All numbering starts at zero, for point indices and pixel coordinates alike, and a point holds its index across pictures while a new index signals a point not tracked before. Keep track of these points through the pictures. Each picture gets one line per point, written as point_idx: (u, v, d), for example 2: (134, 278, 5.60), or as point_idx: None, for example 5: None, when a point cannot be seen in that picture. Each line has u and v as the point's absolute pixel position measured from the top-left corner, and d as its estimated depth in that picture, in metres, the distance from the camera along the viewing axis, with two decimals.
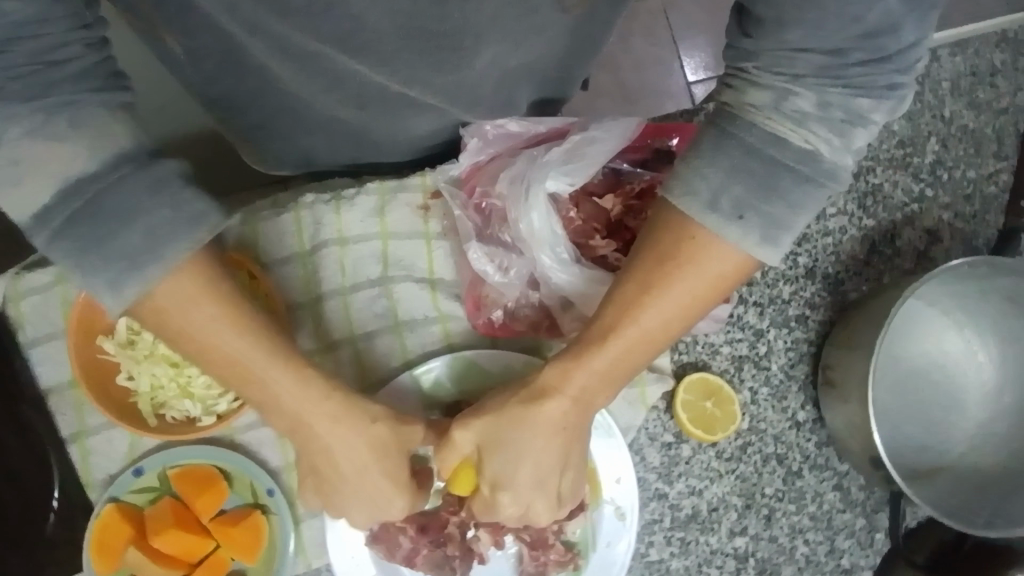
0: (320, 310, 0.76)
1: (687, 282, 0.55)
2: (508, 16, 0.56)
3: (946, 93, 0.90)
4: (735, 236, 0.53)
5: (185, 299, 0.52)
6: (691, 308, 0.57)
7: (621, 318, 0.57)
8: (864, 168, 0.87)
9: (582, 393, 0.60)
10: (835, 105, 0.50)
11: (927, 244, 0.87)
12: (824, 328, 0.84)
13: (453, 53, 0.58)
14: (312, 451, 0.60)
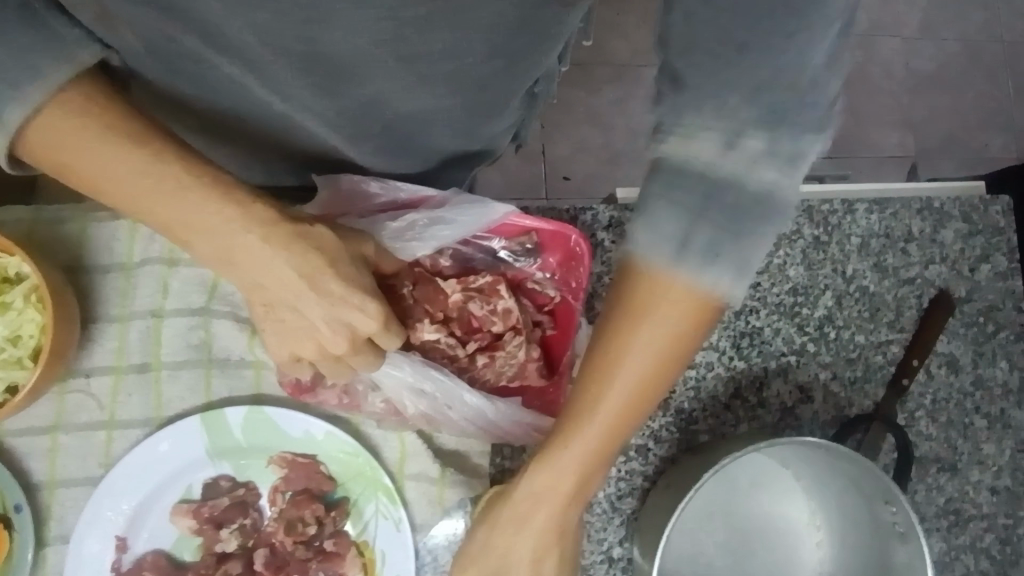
0: (129, 328, 0.72)
1: (645, 352, 0.45)
2: (326, 72, 0.53)
3: (854, 249, 0.86)
4: (713, 283, 0.42)
5: (71, 137, 0.49)
6: (652, 387, 0.47)
7: (578, 440, 0.50)
8: (748, 307, 0.83)
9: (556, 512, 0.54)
10: (777, 154, 0.38)
11: (796, 402, 0.82)
12: (664, 464, 0.79)
13: (326, 81, 0.53)
14: (275, 298, 0.59)
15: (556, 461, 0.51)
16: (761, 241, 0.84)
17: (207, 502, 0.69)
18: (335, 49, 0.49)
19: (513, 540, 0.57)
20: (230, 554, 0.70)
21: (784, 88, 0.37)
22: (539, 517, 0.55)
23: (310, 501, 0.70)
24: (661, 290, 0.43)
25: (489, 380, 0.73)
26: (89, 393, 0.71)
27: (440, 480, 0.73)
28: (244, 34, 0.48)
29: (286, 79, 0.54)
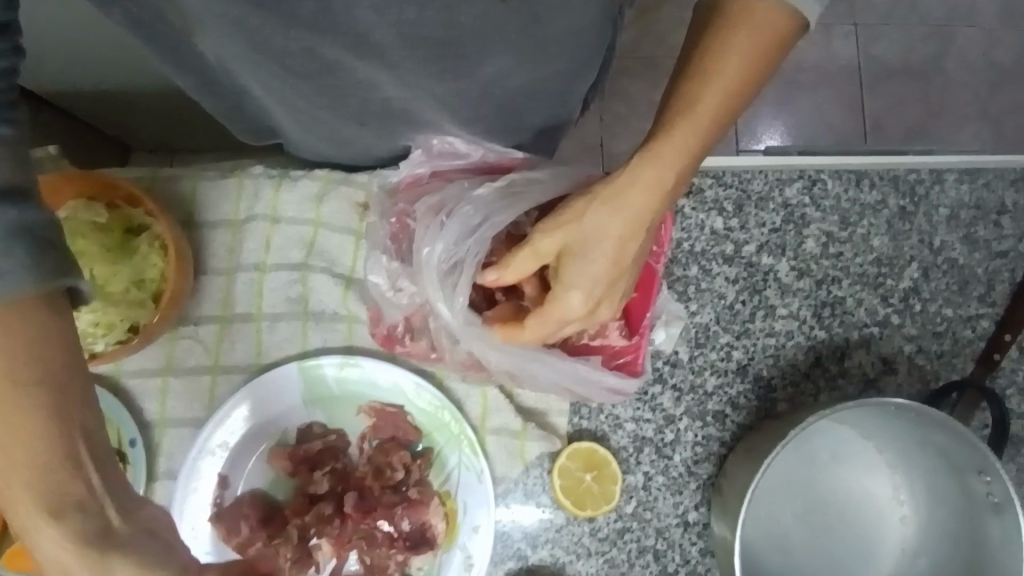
0: (232, 282, 0.76)
1: (734, 75, 0.49)
2: (429, 65, 0.56)
3: (942, 220, 0.83)
4: (800, 5, 0.46)
5: None
6: (735, 104, 0.51)
7: (684, 134, 0.51)
8: (829, 277, 0.82)
9: (638, 236, 0.56)
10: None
11: (880, 373, 0.81)
12: (741, 431, 0.79)
13: (462, 59, 0.55)
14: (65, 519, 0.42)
15: (643, 177, 0.53)
16: (844, 209, 0.83)
17: (301, 445, 0.73)
18: (401, 45, 0.52)
19: (592, 247, 0.57)
20: (324, 493, 0.73)
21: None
22: (623, 239, 0.56)
23: (397, 448, 0.74)
24: (759, 8, 0.47)
25: (570, 338, 0.75)
26: (197, 339, 0.76)
27: (522, 434, 0.75)
28: (388, 34, 0.51)
29: (361, 75, 0.57)
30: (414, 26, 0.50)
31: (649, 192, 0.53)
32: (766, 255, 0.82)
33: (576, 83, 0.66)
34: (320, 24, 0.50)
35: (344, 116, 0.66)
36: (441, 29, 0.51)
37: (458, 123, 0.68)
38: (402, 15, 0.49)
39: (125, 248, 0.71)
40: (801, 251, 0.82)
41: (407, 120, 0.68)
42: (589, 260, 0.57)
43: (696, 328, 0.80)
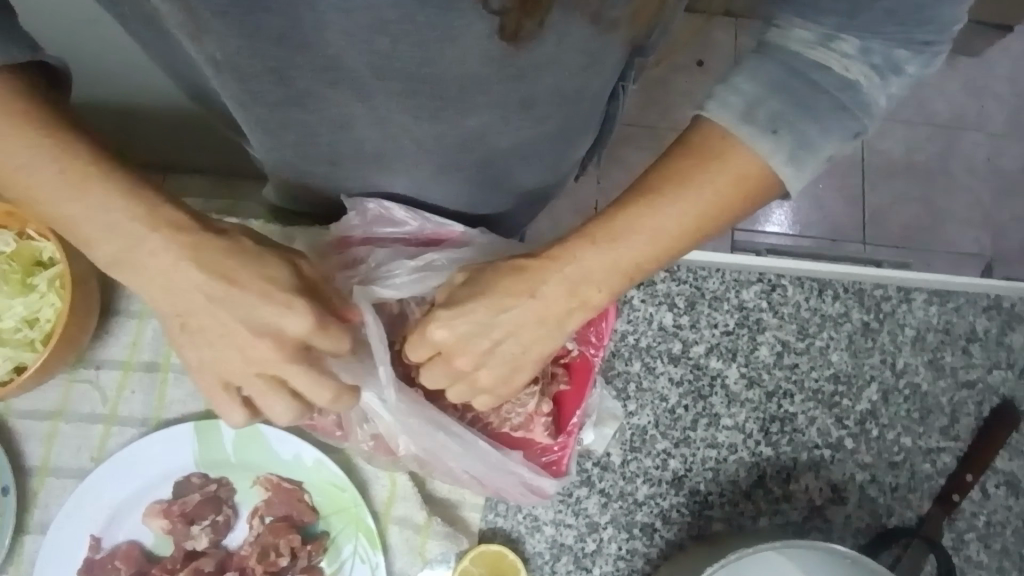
0: (144, 328, 0.72)
1: (680, 206, 0.45)
2: (398, 101, 0.52)
3: (907, 341, 0.78)
4: (766, 155, 0.42)
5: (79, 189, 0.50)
6: (677, 240, 0.46)
7: (613, 237, 0.46)
8: (780, 390, 0.76)
9: (528, 314, 0.50)
10: (871, 43, 0.40)
11: (827, 501, 0.74)
12: (670, 549, 0.72)
13: (437, 102, 0.52)
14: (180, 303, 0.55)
15: (558, 254, 0.49)
16: (803, 319, 0.78)
17: (178, 499, 0.67)
18: (372, 74, 0.49)
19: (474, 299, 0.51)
20: (204, 551, 0.67)
21: (839, 100, 0.41)
22: (510, 301, 0.50)
23: (288, 530, 0.67)
24: (726, 150, 0.43)
25: (492, 424, 0.68)
26: (97, 384, 0.71)
27: (424, 529, 0.68)
28: (361, 64, 0.48)
29: (332, 104, 0.54)
30: (385, 58, 0.47)
31: (562, 277, 0.48)
32: (715, 359, 0.77)
33: (557, 140, 0.63)
34: (286, 41, 0.47)
35: (309, 153, 0.63)
36: (416, 64, 0.47)
37: (426, 172, 0.64)
38: (375, 43, 0.46)
39: (27, 280, 0.67)
40: (753, 358, 0.77)
41: (373, 164, 0.65)
42: (470, 305, 0.51)
43: (632, 430, 0.74)
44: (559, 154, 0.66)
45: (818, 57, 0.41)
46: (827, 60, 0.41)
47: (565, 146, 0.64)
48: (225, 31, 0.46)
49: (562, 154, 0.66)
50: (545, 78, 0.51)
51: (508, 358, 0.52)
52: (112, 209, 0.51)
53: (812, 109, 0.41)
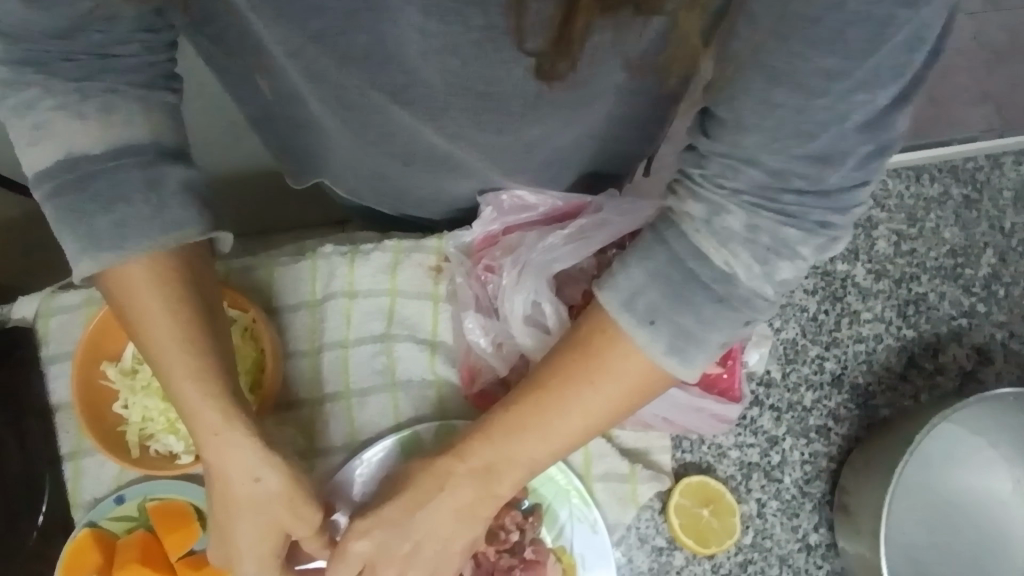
0: (318, 362, 0.76)
1: (581, 407, 0.51)
2: (468, 118, 0.58)
3: (1009, 203, 0.83)
4: (648, 345, 0.47)
5: (140, 309, 0.53)
6: (578, 422, 0.52)
7: (494, 440, 0.55)
8: (908, 275, 0.81)
9: (450, 524, 0.58)
10: (761, 225, 0.43)
11: (977, 365, 0.79)
12: (849, 443, 0.77)
13: (500, 116, 0.57)
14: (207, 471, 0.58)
15: (478, 457, 0.56)
16: (910, 206, 0.83)
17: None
18: (445, 90, 0.54)
19: (393, 535, 0.58)
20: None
21: (708, 276, 0.45)
22: (431, 516, 0.57)
23: (508, 509, 0.71)
24: (616, 355, 0.49)
25: None
26: (290, 424, 0.74)
27: (631, 477, 0.73)
28: (433, 80, 0.54)
29: (394, 118, 0.60)
30: (456, 75, 0.52)
31: (460, 477, 0.56)
32: (840, 262, 0.81)
33: (636, 140, 0.66)
34: (371, 59, 0.53)
35: (388, 152, 0.67)
36: (483, 84, 0.53)
37: (502, 172, 0.68)
38: (447, 63, 0.51)
39: None
40: (875, 253, 0.82)
41: (468, 172, 0.70)
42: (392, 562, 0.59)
43: (784, 344, 0.79)
44: (630, 155, 0.70)
45: (702, 242, 0.45)
46: (710, 245, 0.44)
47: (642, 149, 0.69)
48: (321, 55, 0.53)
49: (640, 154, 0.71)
50: (603, 91, 0.55)
51: (444, 560, 0.60)
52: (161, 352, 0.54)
53: (770, 193, 0.42)
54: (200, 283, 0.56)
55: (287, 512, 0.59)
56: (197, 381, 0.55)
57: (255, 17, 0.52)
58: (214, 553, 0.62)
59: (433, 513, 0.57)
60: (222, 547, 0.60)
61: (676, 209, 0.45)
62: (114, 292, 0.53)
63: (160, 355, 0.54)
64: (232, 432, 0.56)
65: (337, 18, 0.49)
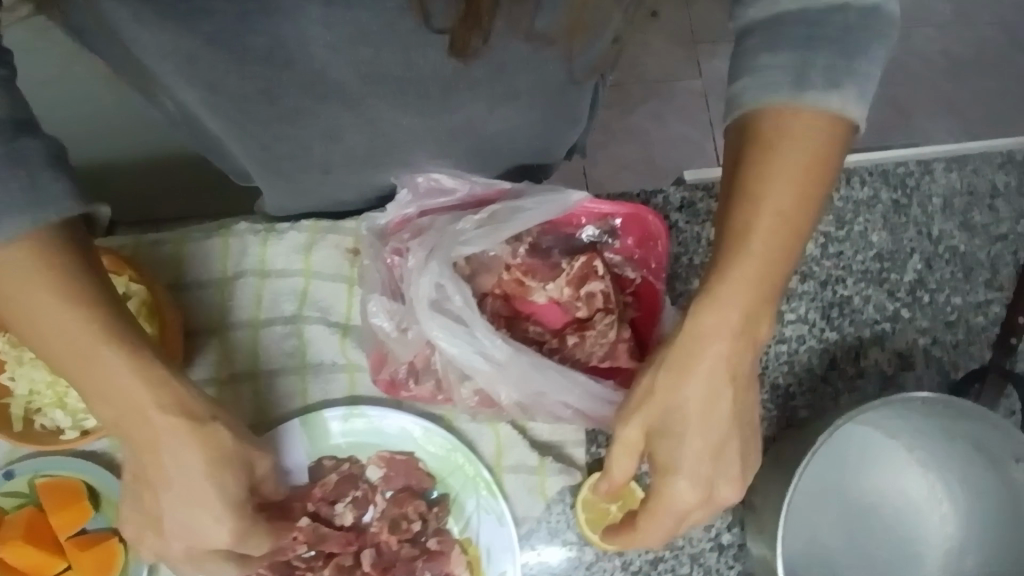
0: (227, 339, 0.74)
1: (789, 192, 0.49)
2: (387, 103, 0.59)
3: (936, 209, 0.83)
4: (837, 106, 0.49)
5: (21, 287, 0.45)
6: (799, 220, 0.50)
7: (742, 257, 0.50)
8: (833, 277, 0.81)
9: (733, 357, 0.52)
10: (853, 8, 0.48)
11: (897, 369, 0.79)
12: (766, 444, 0.76)
13: (420, 98, 0.59)
14: (141, 445, 0.50)
15: (728, 286, 0.51)
16: (838, 209, 0.83)
17: (317, 482, 0.70)
18: (361, 82, 0.57)
19: (703, 363, 0.51)
20: (347, 528, 0.70)
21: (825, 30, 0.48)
22: (722, 362, 0.51)
23: (411, 498, 0.70)
24: (794, 124, 0.49)
25: (580, 360, 0.72)
26: None
27: (540, 469, 0.71)
28: (345, 72, 0.55)
29: (323, 117, 0.61)
30: (370, 64, 0.54)
31: (740, 292, 0.51)
32: None
33: (554, 126, 0.69)
34: (273, 58, 0.53)
35: (304, 159, 0.67)
36: (399, 68, 0.55)
37: (429, 155, 0.68)
38: (357, 54, 0.53)
39: None
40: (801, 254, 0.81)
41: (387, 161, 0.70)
42: (725, 409, 0.52)
43: None
44: (547, 142, 0.73)
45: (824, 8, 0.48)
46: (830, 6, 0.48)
47: (563, 126, 0.70)
48: (214, 58, 0.53)
49: (551, 143, 0.73)
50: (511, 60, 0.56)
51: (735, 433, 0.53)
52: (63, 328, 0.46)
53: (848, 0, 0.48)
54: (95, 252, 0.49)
55: (236, 469, 0.53)
56: (126, 355, 0.48)
57: (133, 22, 0.50)
58: (171, 539, 0.53)
59: (712, 359, 0.51)
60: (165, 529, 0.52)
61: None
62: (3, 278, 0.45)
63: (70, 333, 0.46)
64: (174, 390, 0.50)
65: (228, 24, 0.50)
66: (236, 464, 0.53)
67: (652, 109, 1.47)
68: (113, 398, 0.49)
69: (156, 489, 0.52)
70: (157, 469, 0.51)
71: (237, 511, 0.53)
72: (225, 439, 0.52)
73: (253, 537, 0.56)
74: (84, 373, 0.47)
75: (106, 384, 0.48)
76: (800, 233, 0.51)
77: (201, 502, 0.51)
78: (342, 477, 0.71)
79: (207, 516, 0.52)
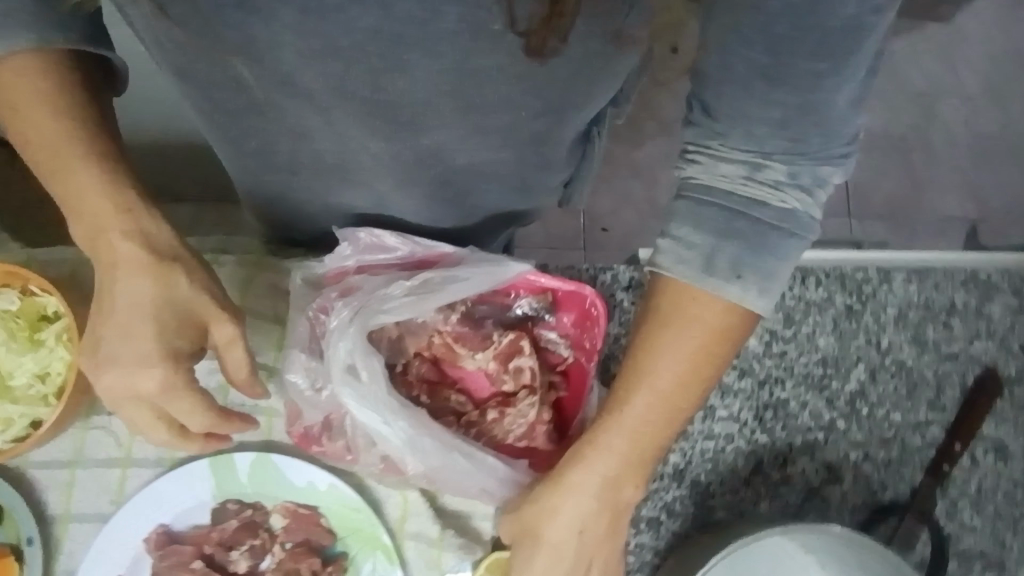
0: None
1: (673, 369, 0.51)
2: (356, 115, 0.62)
3: (890, 320, 0.81)
4: (737, 297, 0.49)
5: (26, 87, 0.55)
6: (670, 420, 0.53)
7: (624, 416, 0.53)
8: (772, 377, 0.79)
9: (592, 516, 0.55)
10: (802, 170, 0.47)
11: (824, 481, 0.77)
12: (676, 541, 0.75)
13: (401, 120, 0.62)
14: (103, 262, 0.58)
15: (607, 438, 0.54)
16: (789, 307, 0.81)
17: (216, 526, 0.70)
18: (331, 92, 0.59)
19: (581, 488, 0.55)
20: (241, 573, 0.70)
21: (755, 214, 0.48)
22: (597, 477, 0.54)
23: (307, 554, 0.70)
24: (691, 308, 0.50)
25: (496, 436, 0.71)
26: (110, 431, 0.73)
27: (438, 542, 0.70)
28: (317, 80, 0.58)
29: (289, 110, 0.64)
30: (341, 80, 0.57)
31: (617, 441, 0.53)
32: None
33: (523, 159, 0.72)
34: (249, 51, 0.56)
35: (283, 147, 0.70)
36: (369, 88, 0.57)
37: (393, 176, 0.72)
38: (330, 66, 0.55)
39: (36, 335, 0.68)
40: (743, 349, 0.80)
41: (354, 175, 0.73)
42: (581, 535, 0.56)
43: None
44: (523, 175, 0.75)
45: (757, 193, 0.48)
46: (761, 191, 0.47)
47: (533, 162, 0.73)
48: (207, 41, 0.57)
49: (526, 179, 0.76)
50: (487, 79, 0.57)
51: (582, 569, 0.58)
52: (53, 129, 0.56)
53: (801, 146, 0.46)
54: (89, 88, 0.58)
55: (173, 317, 0.59)
56: (94, 161, 0.57)
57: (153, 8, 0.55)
58: (106, 379, 0.59)
59: (589, 484, 0.55)
60: (102, 357, 0.58)
61: (706, 180, 0.48)
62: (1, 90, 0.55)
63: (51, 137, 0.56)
64: (136, 217, 0.58)
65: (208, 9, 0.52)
66: (183, 306, 0.59)
67: (659, 149, 1.44)
68: (78, 208, 0.57)
69: (104, 321, 0.58)
70: (108, 282, 0.58)
71: (169, 346, 0.59)
72: (178, 277, 0.59)
73: (181, 400, 0.61)
74: (58, 172, 0.57)
75: (80, 196, 0.57)
76: (674, 420, 0.53)
77: (135, 323, 0.58)
78: (243, 524, 0.71)
79: (138, 351, 0.58)
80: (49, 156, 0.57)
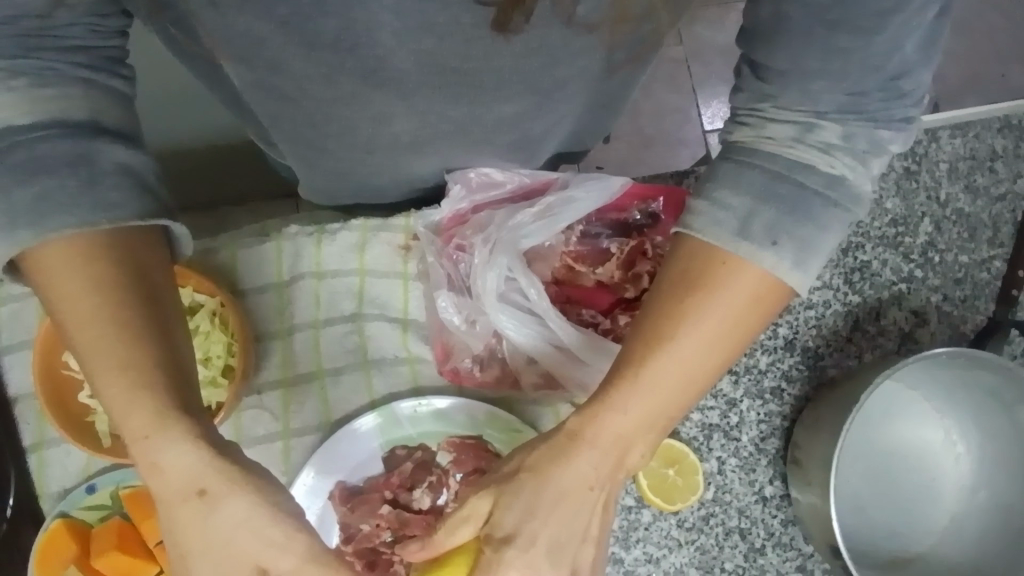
0: (289, 344, 0.76)
1: (704, 335, 0.48)
2: (436, 91, 0.56)
3: (944, 174, 0.89)
4: (771, 263, 0.46)
5: (57, 270, 0.46)
6: (703, 370, 0.49)
7: (640, 389, 0.49)
8: (853, 244, 0.87)
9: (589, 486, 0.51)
10: (854, 131, 0.45)
11: (913, 326, 0.86)
12: (800, 403, 0.83)
13: (473, 88, 0.56)
14: (148, 434, 0.47)
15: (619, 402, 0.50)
16: None
17: (393, 471, 0.73)
18: (418, 71, 0.53)
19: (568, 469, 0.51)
20: (425, 510, 0.73)
21: (800, 177, 0.46)
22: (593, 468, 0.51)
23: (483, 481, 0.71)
24: (733, 269, 0.47)
25: None
26: (264, 407, 0.75)
27: None
28: (406, 62, 0.52)
29: (366, 101, 0.57)
30: (429, 55, 0.51)
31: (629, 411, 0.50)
32: None
33: (591, 110, 0.69)
34: (341, 44, 0.50)
35: (345, 137, 0.64)
36: (458, 59, 0.52)
37: (468, 142, 0.66)
38: (420, 43, 0.50)
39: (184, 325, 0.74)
40: None
41: (430, 148, 0.67)
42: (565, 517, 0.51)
43: None
44: (587, 118, 0.72)
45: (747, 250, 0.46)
46: (808, 155, 0.46)
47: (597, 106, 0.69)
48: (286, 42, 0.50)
49: (590, 120, 0.73)
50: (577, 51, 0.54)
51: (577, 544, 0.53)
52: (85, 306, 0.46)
53: (857, 100, 0.44)
54: (164, 273, 0.50)
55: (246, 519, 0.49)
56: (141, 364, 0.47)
57: (208, 8, 0.48)
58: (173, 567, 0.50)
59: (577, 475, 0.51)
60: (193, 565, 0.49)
61: (756, 141, 0.47)
62: (38, 272, 0.46)
63: (85, 321, 0.46)
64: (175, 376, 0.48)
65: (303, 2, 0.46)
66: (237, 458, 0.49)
67: None
68: (125, 410, 0.47)
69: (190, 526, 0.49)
70: (164, 484, 0.48)
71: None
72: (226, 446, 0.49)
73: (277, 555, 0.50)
74: (93, 372, 0.47)
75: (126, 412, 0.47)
76: (690, 393, 0.50)
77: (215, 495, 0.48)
78: (419, 465, 0.73)
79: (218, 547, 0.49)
80: (87, 339, 0.46)
